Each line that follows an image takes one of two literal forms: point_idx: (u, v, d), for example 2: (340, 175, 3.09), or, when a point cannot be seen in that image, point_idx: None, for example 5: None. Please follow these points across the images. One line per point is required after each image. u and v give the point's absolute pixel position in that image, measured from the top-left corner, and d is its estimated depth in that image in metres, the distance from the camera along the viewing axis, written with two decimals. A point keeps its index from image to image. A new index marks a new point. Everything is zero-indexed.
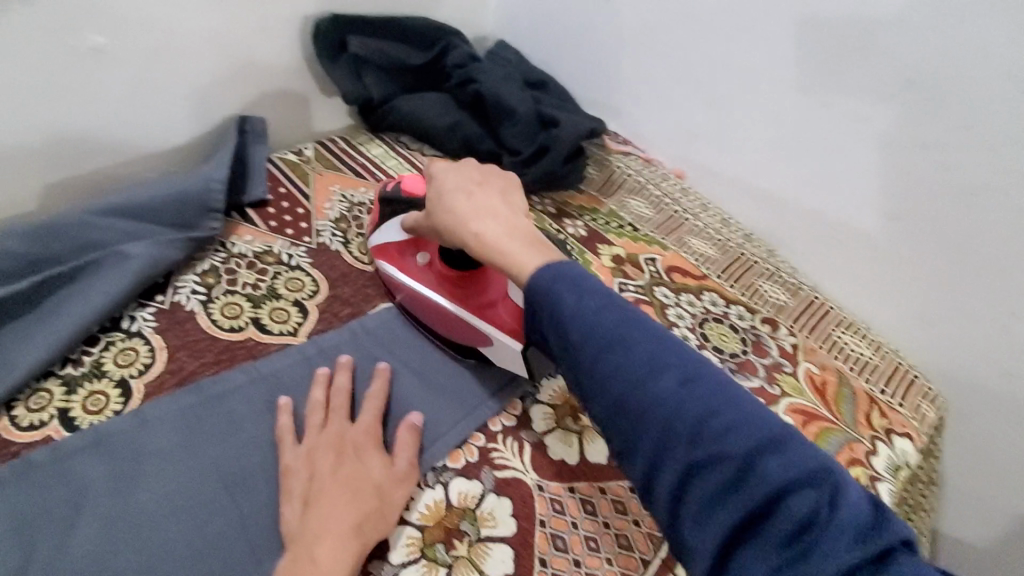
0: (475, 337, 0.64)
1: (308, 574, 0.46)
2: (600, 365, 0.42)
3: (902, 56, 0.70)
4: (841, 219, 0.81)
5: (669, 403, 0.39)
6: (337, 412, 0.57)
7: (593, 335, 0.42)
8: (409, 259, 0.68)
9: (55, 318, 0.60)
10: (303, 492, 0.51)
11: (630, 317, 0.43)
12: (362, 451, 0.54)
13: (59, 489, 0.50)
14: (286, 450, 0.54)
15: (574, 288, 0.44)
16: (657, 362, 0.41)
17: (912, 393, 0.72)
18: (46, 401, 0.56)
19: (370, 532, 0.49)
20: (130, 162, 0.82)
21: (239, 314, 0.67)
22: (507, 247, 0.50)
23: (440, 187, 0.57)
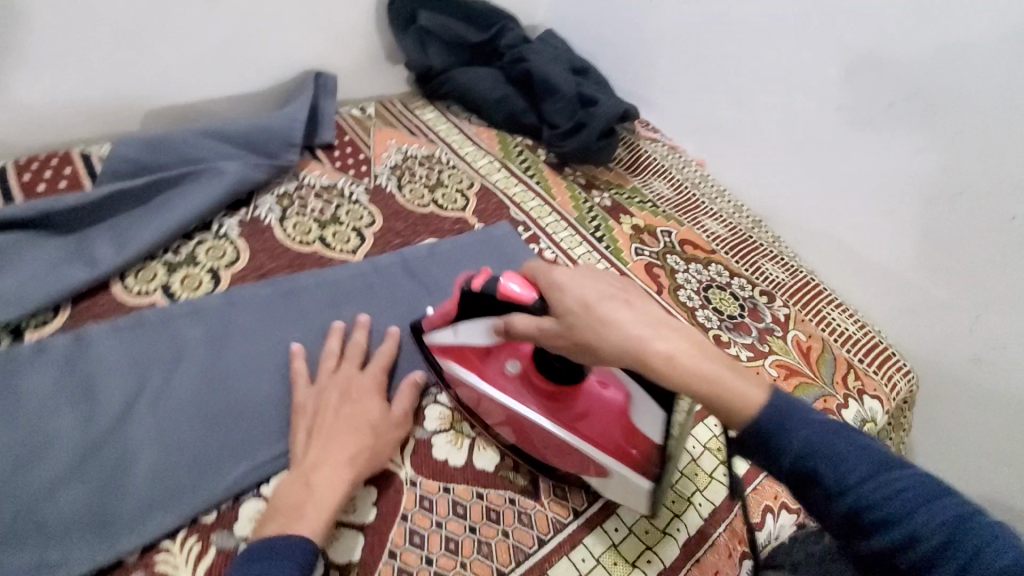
0: (587, 466, 0.57)
1: (303, 497, 0.51)
2: (844, 494, 0.40)
3: (909, 69, 0.78)
4: (843, 212, 0.90)
5: (941, 533, 0.37)
6: (350, 359, 0.62)
7: (849, 475, 0.40)
8: (492, 365, 0.60)
9: (159, 214, 0.71)
10: (308, 423, 0.56)
11: (868, 445, 0.42)
12: (366, 396, 0.58)
13: (164, 343, 0.61)
14: (299, 390, 0.59)
15: (808, 423, 0.43)
16: (921, 495, 0.39)
17: (886, 366, 0.81)
18: (152, 276, 0.68)
19: (362, 467, 0.54)
20: (217, 101, 0.94)
21: (309, 232, 0.78)
22: (715, 375, 0.45)
23: (583, 300, 0.49)
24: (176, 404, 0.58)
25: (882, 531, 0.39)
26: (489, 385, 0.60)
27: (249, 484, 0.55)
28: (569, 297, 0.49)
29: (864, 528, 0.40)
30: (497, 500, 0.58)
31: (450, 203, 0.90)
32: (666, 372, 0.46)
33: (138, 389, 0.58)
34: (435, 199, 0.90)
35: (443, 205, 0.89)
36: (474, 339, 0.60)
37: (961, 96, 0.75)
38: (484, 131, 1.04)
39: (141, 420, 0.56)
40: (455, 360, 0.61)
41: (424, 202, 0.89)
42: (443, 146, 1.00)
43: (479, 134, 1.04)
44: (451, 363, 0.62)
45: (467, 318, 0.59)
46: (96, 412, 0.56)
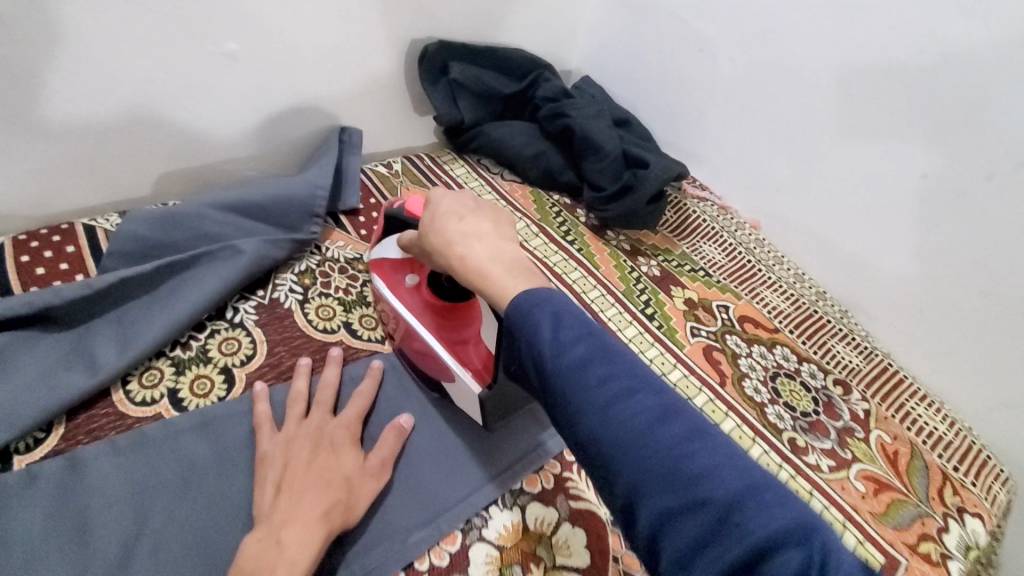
0: (439, 369, 0.62)
1: (271, 557, 0.44)
2: (565, 388, 0.40)
3: (1013, 136, 0.69)
4: (924, 286, 0.80)
5: (646, 432, 0.37)
6: (322, 405, 0.58)
7: (567, 365, 0.40)
8: (399, 280, 0.67)
9: (168, 303, 0.64)
10: (275, 476, 0.51)
11: (602, 338, 0.42)
12: (340, 447, 0.54)
13: (171, 464, 0.53)
14: (265, 437, 0.55)
15: (548, 314, 0.43)
16: (629, 389, 0.39)
17: (984, 474, 0.71)
18: (157, 379, 0.60)
19: (335, 521, 0.49)
20: (235, 162, 0.87)
21: (332, 316, 0.70)
22: (489, 271, 0.48)
23: (432, 210, 0.55)
24: (181, 545, 0.49)
25: (616, 453, 0.37)
26: (389, 291, 0.67)
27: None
28: (427, 211, 0.55)
29: (578, 423, 0.39)
30: None
31: None
32: (461, 270, 0.50)
33: (138, 527, 0.50)
34: None
35: None
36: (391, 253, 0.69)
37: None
38: (518, 188, 0.97)
39: (141, 569, 0.48)
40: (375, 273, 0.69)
41: None
42: None
43: (513, 193, 0.96)
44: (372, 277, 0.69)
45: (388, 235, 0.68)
46: (89, 561, 0.47)
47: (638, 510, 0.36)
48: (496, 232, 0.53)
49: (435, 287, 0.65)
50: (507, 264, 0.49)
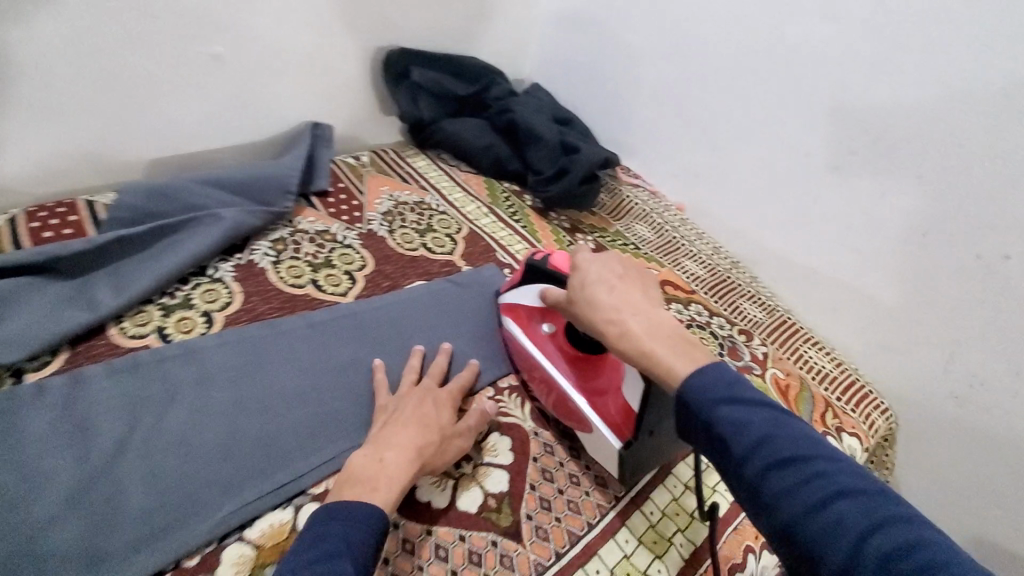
0: (580, 420, 0.66)
1: (377, 471, 0.54)
2: (760, 477, 0.42)
3: (870, 120, 0.83)
4: (818, 252, 0.93)
5: (859, 527, 0.38)
6: (430, 377, 0.68)
7: (763, 455, 0.43)
8: (536, 327, 0.73)
9: (159, 259, 0.75)
10: (386, 419, 0.62)
11: (803, 433, 0.44)
12: (441, 405, 0.64)
13: (158, 381, 0.63)
14: (382, 396, 0.66)
15: (734, 402, 0.45)
16: (832, 483, 0.40)
17: (864, 403, 0.83)
18: (147, 319, 0.70)
19: (426, 460, 0.57)
20: (219, 151, 0.99)
21: (301, 275, 0.81)
22: (654, 350, 0.52)
23: (584, 277, 0.60)
24: (165, 441, 0.59)
25: (823, 545, 0.38)
26: (528, 340, 0.73)
27: (238, 522, 0.55)
28: (577, 278, 0.61)
29: (776, 512, 0.41)
30: (479, 543, 0.57)
31: (439, 246, 0.94)
32: (618, 341, 0.55)
33: (130, 426, 0.60)
34: (425, 243, 0.94)
35: (433, 248, 0.93)
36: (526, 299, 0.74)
37: (931, 139, 0.78)
38: (472, 177, 1.10)
39: (132, 457, 0.57)
40: (512, 317, 0.76)
41: (413, 245, 0.92)
42: (434, 193, 1.05)
43: (468, 181, 1.09)
44: (508, 320, 0.77)
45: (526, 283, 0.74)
46: (89, 451, 0.57)
47: None
48: (648, 303, 0.57)
49: (571, 336, 0.69)
50: (667, 339, 0.53)
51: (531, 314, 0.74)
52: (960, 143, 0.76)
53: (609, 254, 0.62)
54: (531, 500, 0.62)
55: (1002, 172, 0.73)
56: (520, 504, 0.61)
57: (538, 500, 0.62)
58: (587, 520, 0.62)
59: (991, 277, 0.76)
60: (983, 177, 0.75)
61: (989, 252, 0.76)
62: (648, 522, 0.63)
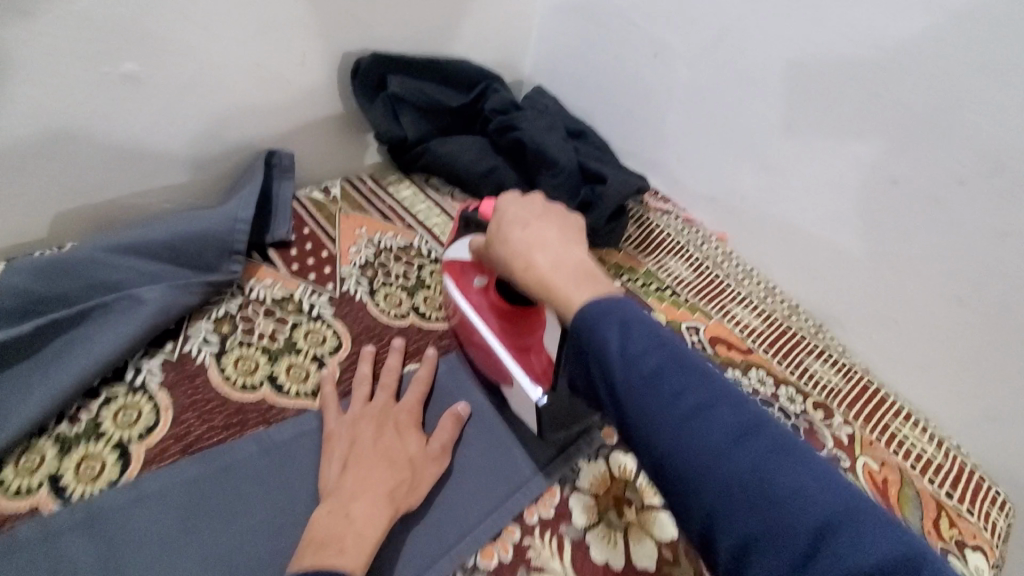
0: (504, 376, 0.60)
1: (344, 529, 0.47)
2: (641, 404, 0.38)
3: (982, 139, 0.64)
4: (903, 303, 0.75)
5: (732, 450, 0.36)
6: (385, 388, 0.60)
7: (644, 379, 0.39)
8: (466, 278, 0.64)
9: (53, 370, 0.55)
10: (343, 454, 0.53)
11: (679, 348, 0.40)
12: (402, 428, 0.56)
13: (47, 575, 0.46)
14: (330, 416, 0.57)
15: (617, 322, 0.41)
16: (707, 403, 0.38)
17: (980, 499, 0.66)
18: (36, 464, 0.51)
19: (399, 505, 0.51)
20: (147, 196, 0.78)
21: (254, 369, 0.61)
22: (552, 281, 0.46)
23: (500, 217, 0.53)
24: None
25: (697, 473, 0.36)
26: (456, 291, 0.64)
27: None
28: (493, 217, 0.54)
29: (653, 442, 0.38)
30: None
31: (434, 309, 0.74)
32: (525, 280, 0.48)
33: None
34: (415, 305, 0.74)
35: (426, 313, 0.73)
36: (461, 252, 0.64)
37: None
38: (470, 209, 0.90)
39: None
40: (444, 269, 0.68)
41: (402, 311, 0.72)
42: (424, 233, 0.85)
43: None
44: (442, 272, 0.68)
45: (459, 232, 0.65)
46: None
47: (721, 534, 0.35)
48: (562, 238, 0.50)
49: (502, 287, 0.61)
50: (572, 275, 0.46)
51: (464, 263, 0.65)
52: None
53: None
54: None
55: None
56: None
57: None
58: None
59: None
60: None
61: None
62: None
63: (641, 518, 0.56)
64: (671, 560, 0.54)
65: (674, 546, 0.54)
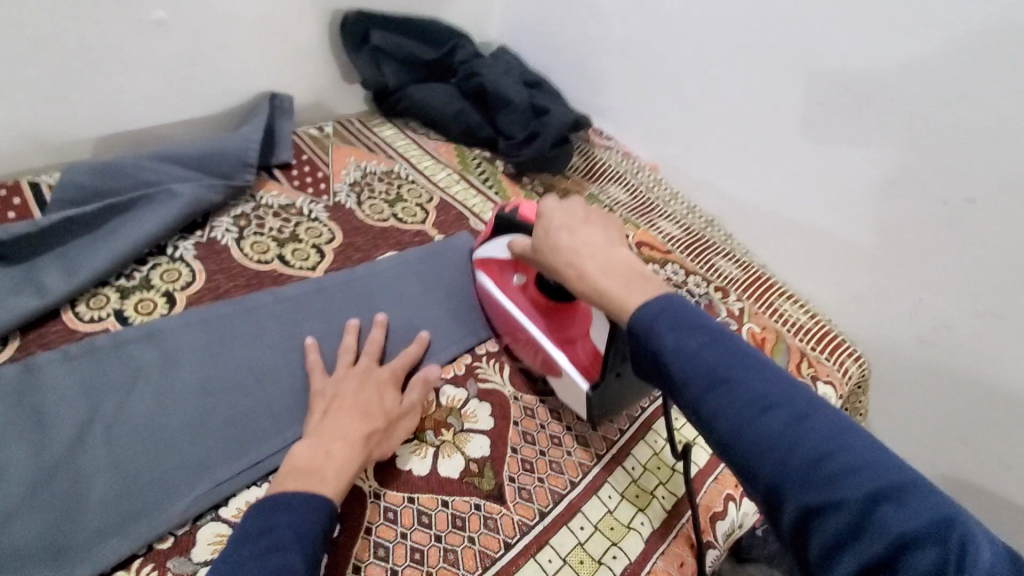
0: (549, 365, 0.67)
1: (323, 463, 0.52)
2: (698, 397, 0.45)
3: (837, 69, 0.82)
4: (788, 207, 0.93)
5: (784, 437, 0.41)
6: (368, 354, 0.65)
7: (704, 375, 0.45)
8: (507, 279, 0.73)
9: (110, 240, 0.71)
10: (326, 405, 0.59)
11: (735, 348, 0.46)
12: (383, 388, 0.61)
13: (119, 366, 0.61)
14: (316, 378, 0.63)
15: (672, 324, 0.48)
16: (760, 397, 0.43)
17: (838, 352, 0.83)
18: (104, 303, 0.67)
19: (371, 449, 0.56)
20: (171, 126, 0.94)
21: (267, 250, 0.78)
22: (605, 285, 0.55)
23: (548, 226, 0.63)
24: (132, 428, 0.57)
25: (755, 458, 0.42)
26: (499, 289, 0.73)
27: (223, 493, 0.56)
28: (542, 227, 0.63)
29: (711, 427, 0.44)
30: (462, 507, 0.58)
31: (410, 217, 0.91)
32: (574, 281, 0.58)
33: (90, 415, 0.57)
34: (395, 213, 0.91)
35: (403, 219, 0.90)
36: (496, 252, 0.74)
37: (906, 90, 0.77)
38: (442, 145, 1.07)
39: (97, 444, 0.56)
40: (483, 270, 0.76)
41: (383, 216, 0.90)
42: (403, 162, 1.01)
43: (438, 149, 1.06)
44: (480, 273, 0.76)
45: (496, 238, 0.74)
46: (47, 442, 0.55)
47: (779, 509, 0.41)
48: (605, 240, 0.60)
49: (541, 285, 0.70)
50: (621, 275, 0.55)
51: (502, 266, 0.74)
52: (924, 87, 0.75)
53: (584, 213, 0.62)
54: (513, 463, 0.62)
55: (972, 119, 0.73)
56: (502, 466, 0.61)
57: (520, 462, 0.62)
58: (569, 480, 0.62)
59: (963, 221, 0.77)
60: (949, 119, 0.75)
61: (956, 197, 0.77)
62: (629, 477, 0.64)
63: None
64: None
65: None
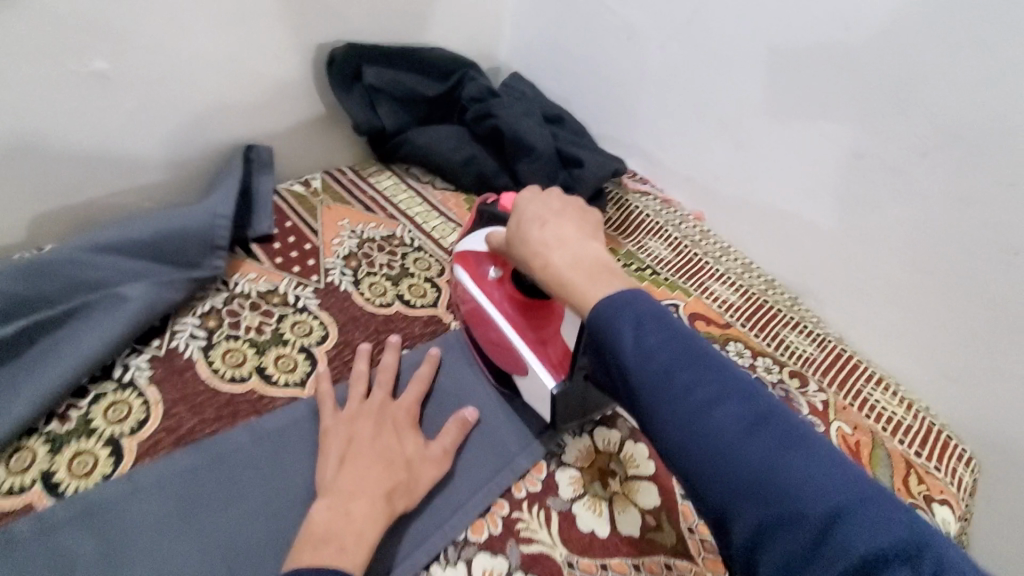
0: (514, 364, 0.60)
1: (343, 526, 0.47)
2: (649, 397, 0.38)
3: (940, 112, 0.66)
4: (867, 270, 0.78)
5: (739, 442, 0.35)
6: (382, 387, 0.60)
7: (657, 374, 0.38)
8: (479, 266, 0.64)
9: (41, 370, 0.55)
10: (340, 451, 0.53)
11: (694, 343, 0.39)
12: (401, 429, 0.56)
13: (47, 566, 0.46)
14: (326, 413, 0.57)
15: (629, 315, 0.41)
16: (716, 399, 0.37)
17: (947, 457, 0.69)
18: (28, 462, 0.51)
19: (397, 504, 0.51)
20: (126, 194, 0.78)
21: (242, 362, 0.62)
22: (571, 279, 0.46)
23: (520, 216, 0.53)
24: None
25: (706, 467, 0.35)
26: (467, 278, 0.65)
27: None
28: (514, 215, 0.54)
29: (662, 434, 0.38)
30: None
31: (418, 297, 0.75)
32: (542, 277, 0.49)
33: None
34: (400, 293, 0.75)
35: (411, 300, 0.74)
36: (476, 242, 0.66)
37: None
38: (451, 197, 0.91)
39: None
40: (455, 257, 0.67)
41: (387, 299, 0.74)
42: (406, 222, 0.85)
43: (447, 202, 0.90)
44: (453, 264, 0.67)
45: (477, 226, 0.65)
46: None
47: (731, 526, 0.35)
48: (581, 237, 0.50)
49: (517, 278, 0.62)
50: (588, 269, 0.46)
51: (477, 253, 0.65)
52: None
53: None
54: None
55: None
56: None
57: None
58: None
59: None
60: None
61: None
62: None
63: (626, 488, 0.58)
64: (654, 526, 0.56)
65: (658, 512, 0.56)
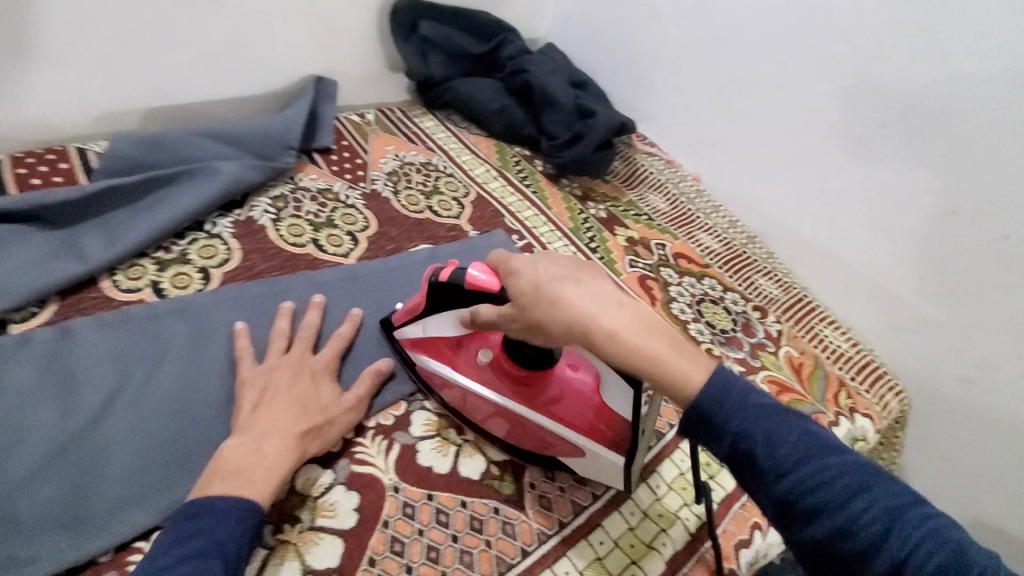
0: (553, 445, 0.59)
1: (251, 462, 0.50)
2: (788, 484, 0.41)
3: (899, 92, 0.77)
4: (832, 229, 0.89)
5: (883, 525, 0.38)
6: (302, 341, 0.63)
7: (793, 463, 0.41)
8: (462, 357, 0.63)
9: (153, 211, 0.71)
10: (256, 397, 0.56)
11: (812, 432, 0.42)
12: (318, 378, 0.59)
13: (149, 338, 0.62)
14: (244, 367, 0.59)
15: (749, 407, 0.43)
16: (851, 482, 0.40)
17: (878, 384, 0.80)
18: (142, 274, 0.68)
19: (308, 446, 0.54)
20: (215, 103, 0.94)
21: (302, 234, 0.78)
22: None
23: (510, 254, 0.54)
24: (157, 399, 0.58)
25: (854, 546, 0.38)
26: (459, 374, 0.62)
27: None
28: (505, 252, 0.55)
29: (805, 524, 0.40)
30: (480, 509, 0.57)
31: (445, 210, 0.90)
32: None
33: (119, 383, 0.58)
34: (430, 206, 0.90)
35: (438, 211, 0.89)
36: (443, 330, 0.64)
37: (967, 117, 0.73)
38: (482, 140, 1.05)
39: (121, 413, 0.57)
40: (426, 352, 0.64)
41: (418, 207, 0.89)
42: (441, 154, 1.00)
43: (478, 144, 1.05)
44: (425, 358, 0.64)
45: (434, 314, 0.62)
46: (74, 407, 0.56)
47: None
48: None
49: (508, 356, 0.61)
50: None
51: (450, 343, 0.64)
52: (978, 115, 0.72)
53: None
54: (535, 469, 0.62)
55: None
56: (524, 471, 0.61)
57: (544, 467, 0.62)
58: (591, 490, 0.61)
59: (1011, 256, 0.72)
60: (1005, 150, 0.71)
61: (1010, 233, 0.72)
62: (653, 496, 0.62)
63: None
64: None
65: None
